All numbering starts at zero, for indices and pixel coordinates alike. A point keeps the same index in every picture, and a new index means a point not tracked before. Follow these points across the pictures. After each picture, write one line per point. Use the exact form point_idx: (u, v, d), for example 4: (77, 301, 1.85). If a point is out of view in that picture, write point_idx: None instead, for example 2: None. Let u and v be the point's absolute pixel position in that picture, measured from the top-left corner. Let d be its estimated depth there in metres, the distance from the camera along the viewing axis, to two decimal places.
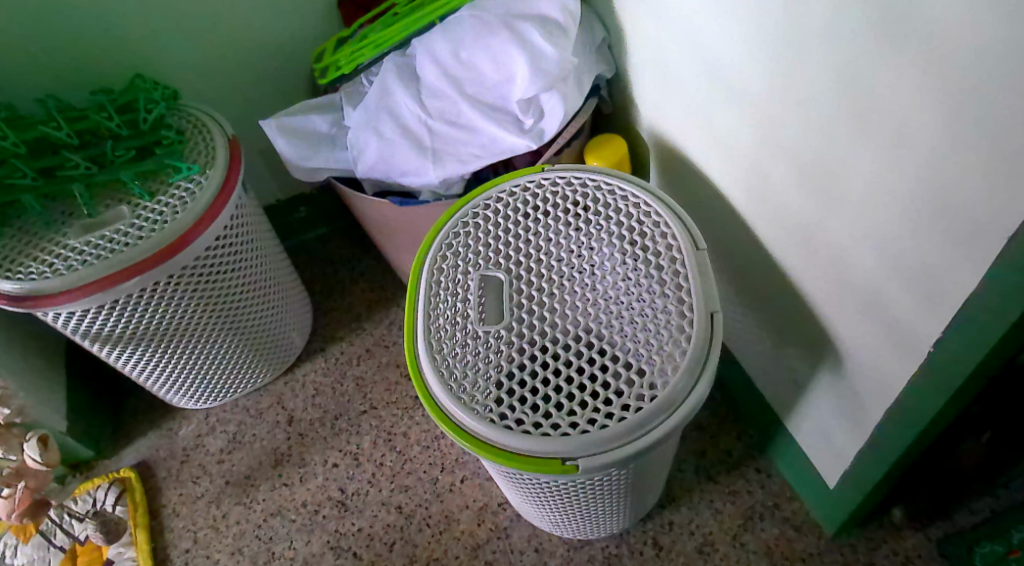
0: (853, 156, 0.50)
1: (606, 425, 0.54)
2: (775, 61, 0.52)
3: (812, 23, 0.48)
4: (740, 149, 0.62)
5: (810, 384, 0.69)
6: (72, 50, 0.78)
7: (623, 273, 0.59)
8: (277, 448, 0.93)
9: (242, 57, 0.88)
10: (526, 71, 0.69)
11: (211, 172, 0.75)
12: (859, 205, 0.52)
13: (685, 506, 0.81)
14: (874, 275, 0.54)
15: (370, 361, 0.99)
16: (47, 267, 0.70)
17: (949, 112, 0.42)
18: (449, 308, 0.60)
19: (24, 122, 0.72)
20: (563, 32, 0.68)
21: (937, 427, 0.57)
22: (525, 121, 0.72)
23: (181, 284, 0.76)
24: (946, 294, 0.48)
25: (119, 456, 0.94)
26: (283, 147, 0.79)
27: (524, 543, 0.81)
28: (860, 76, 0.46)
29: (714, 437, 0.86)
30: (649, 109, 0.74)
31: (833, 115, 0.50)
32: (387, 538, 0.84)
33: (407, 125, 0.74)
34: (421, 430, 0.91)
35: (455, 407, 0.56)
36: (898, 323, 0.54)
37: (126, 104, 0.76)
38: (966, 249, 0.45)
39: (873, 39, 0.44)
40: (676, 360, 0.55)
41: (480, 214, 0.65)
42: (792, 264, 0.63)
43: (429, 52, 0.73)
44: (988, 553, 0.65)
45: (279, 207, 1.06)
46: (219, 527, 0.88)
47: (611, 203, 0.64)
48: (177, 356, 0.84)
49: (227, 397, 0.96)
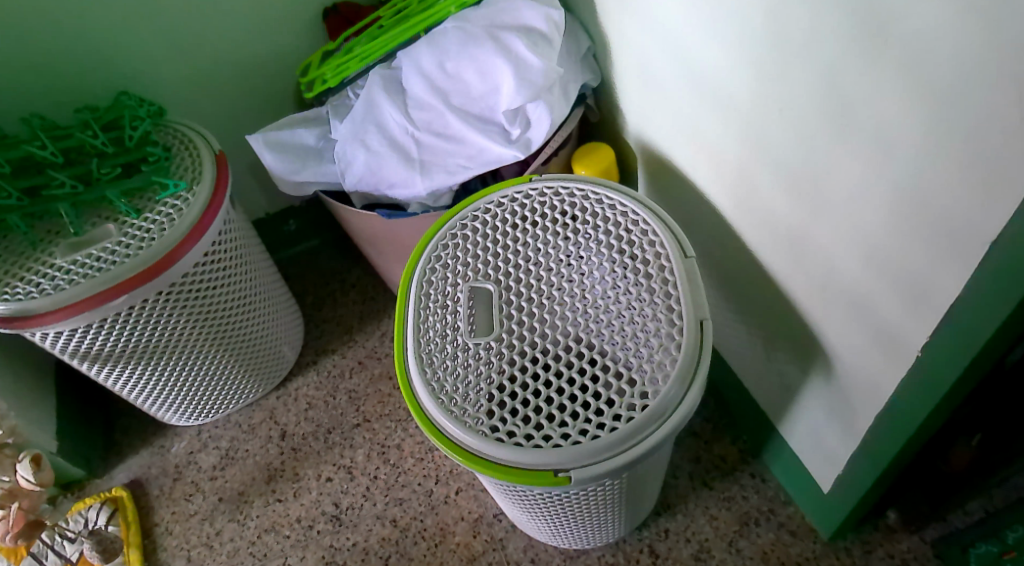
0: (837, 160, 0.50)
1: (597, 435, 0.53)
2: (757, 69, 0.53)
3: (791, 29, 0.48)
4: (725, 156, 0.62)
5: (801, 389, 0.69)
6: (57, 69, 0.78)
7: (613, 282, 0.59)
8: (270, 464, 0.92)
9: (227, 71, 0.88)
10: (511, 81, 0.69)
11: (198, 188, 0.75)
12: (844, 211, 0.52)
13: (680, 513, 0.81)
14: (861, 280, 0.54)
15: (363, 374, 0.98)
16: (34, 287, 0.69)
17: (931, 117, 0.42)
18: (438, 321, 0.60)
19: (9, 141, 0.72)
20: (548, 42, 0.69)
21: (928, 430, 0.57)
22: (512, 131, 0.72)
23: (170, 300, 0.76)
24: (933, 299, 0.48)
25: (111, 475, 0.94)
26: (270, 161, 0.79)
27: (520, 553, 0.81)
28: (841, 81, 0.46)
29: (709, 442, 0.86)
30: (635, 118, 0.74)
31: (816, 120, 0.50)
32: (382, 552, 0.83)
33: (394, 138, 0.74)
34: (414, 443, 0.91)
35: (447, 421, 0.56)
36: (885, 327, 0.54)
37: (112, 121, 0.76)
38: (952, 252, 0.45)
39: (851, 44, 0.44)
40: (666, 369, 0.55)
41: (468, 225, 0.65)
42: (781, 270, 0.63)
43: (414, 64, 0.73)
44: (984, 553, 0.66)
45: (268, 221, 1.06)
46: (213, 544, 0.87)
47: (599, 212, 0.64)
48: (167, 373, 0.84)
49: (219, 413, 0.95)
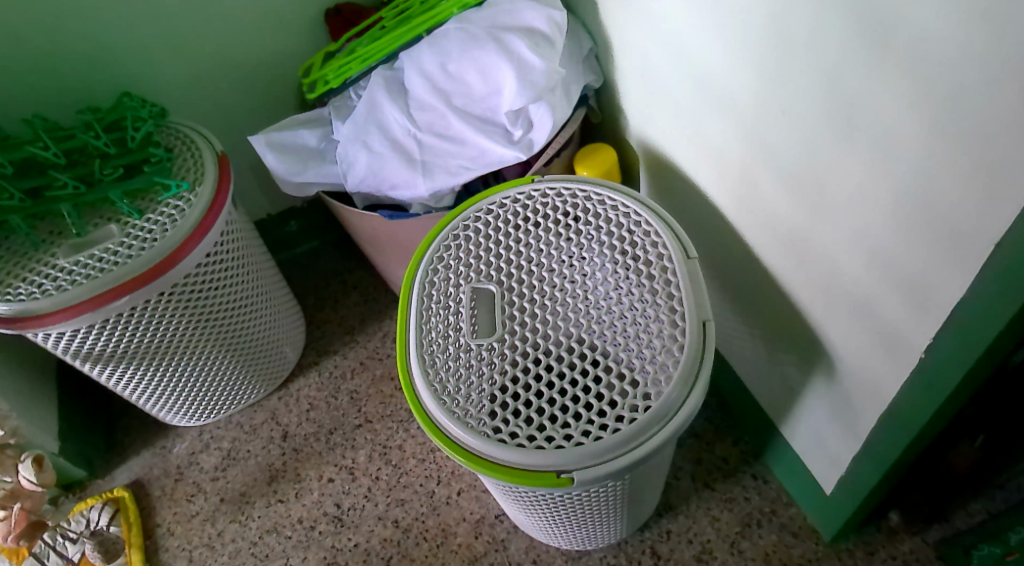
0: (840, 161, 0.50)
1: (600, 437, 0.53)
2: (760, 70, 0.53)
3: (793, 29, 0.48)
4: (727, 157, 0.62)
5: (804, 390, 0.69)
6: (59, 70, 0.78)
7: (615, 283, 0.59)
8: (272, 465, 0.92)
9: (229, 72, 0.88)
10: (513, 82, 0.69)
11: (200, 189, 0.75)
12: (847, 212, 0.52)
13: (682, 514, 0.81)
14: (864, 281, 0.54)
15: (364, 375, 0.98)
16: (36, 288, 0.69)
17: (934, 118, 0.42)
18: (441, 322, 0.60)
19: (11, 142, 0.72)
20: (550, 43, 0.69)
21: (930, 432, 0.57)
22: (514, 132, 0.72)
23: (172, 300, 0.76)
24: (936, 301, 0.48)
25: (112, 476, 0.94)
26: (272, 162, 0.79)
27: (522, 554, 0.81)
28: (844, 83, 0.46)
29: (710, 444, 0.86)
30: (637, 119, 0.74)
31: (818, 121, 0.50)
32: (384, 552, 0.83)
33: (396, 139, 0.74)
34: (416, 444, 0.91)
35: (449, 422, 0.55)
36: (888, 328, 0.54)
37: (114, 122, 0.76)
38: (955, 254, 0.45)
39: (853, 44, 0.44)
40: (669, 370, 0.55)
41: (471, 226, 0.65)
42: (783, 271, 0.63)
43: (416, 65, 0.73)
44: (986, 555, 0.65)
45: (270, 222, 1.06)
46: (214, 544, 0.87)
47: (602, 213, 0.64)
48: (169, 373, 0.84)
49: (220, 413, 0.95)
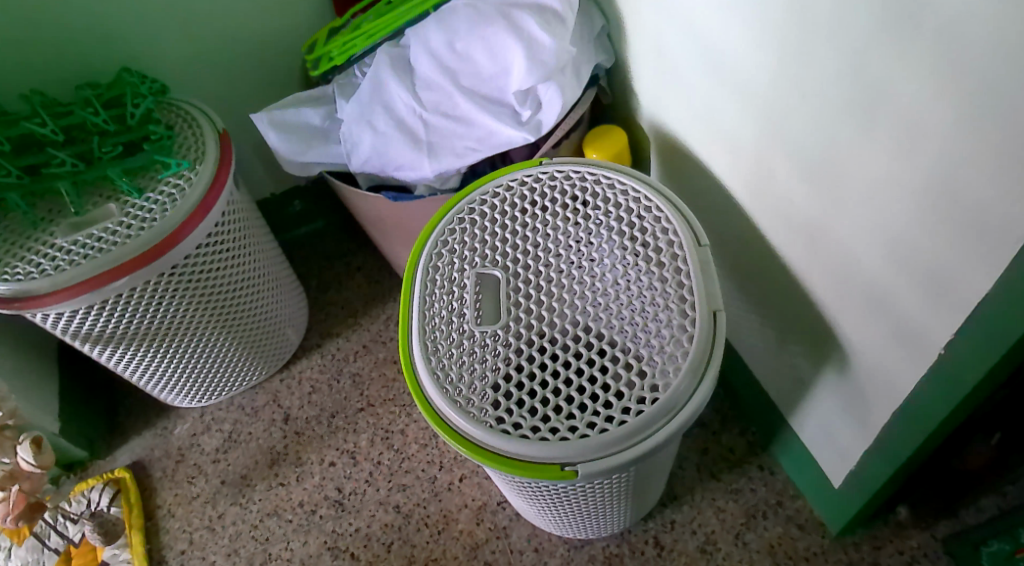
0: (860, 150, 0.48)
1: (606, 429, 0.52)
2: (779, 54, 0.51)
3: (817, 10, 0.46)
4: (743, 141, 0.60)
5: (814, 382, 0.68)
6: (56, 46, 0.77)
7: (623, 271, 0.58)
8: (273, 448, 0.92)
9: (231, 47, 0.86)
10: (523, 62, 0.67)
11: (201, 167, 0.73)
12: (866, 202, 0.50)
13: (686, 504, 0.80)
14: (882, 273, 0.52)
15: (367, 358, 0.97)
16: (34, 267, 0.68)
17: (961, 109, 0.40)
18: (444, 308, 0.59)
19: (9, 118, 0.70)
20: (561, 20, 0.66)
21: (944, 429, 0.55)
22: (523, 112, 0.70)
23: (173, 281, 0.74)
24: (959, 298, 0.47)
25: (113, 456, 0.93)
26: (274, 141, 0.77)
27: (524, 543, 0.80)
28: (868, 69, 0.44)
29: (716, 434, 0.85)
30: (649, 101, 0.72)
31: (840, 105, 0.48)
32: (384, 538, 0.83)
33: (401, 119, 0.73)
34: (417, 428, 0.90)
35: (452, 412, 0.54)
36: (905, 322, 0.52)
37: (113, 98, 0.74)
38: (981, 250, 0.44)
39: (878, 25, 0.42)
40: (678, 361, 0.53)
41: (476, 209, 0.64)
42: (797, 260, 0.61)
43: (424, 43, 0.71)
44: (996, 552, 0.64)
45: (273, 201, 1.04)
46: (215, 527, 0.87)
47: (610, 198, 0.62)
48: (171, 354, 0.83)
49: (222, 395, 0.94)
